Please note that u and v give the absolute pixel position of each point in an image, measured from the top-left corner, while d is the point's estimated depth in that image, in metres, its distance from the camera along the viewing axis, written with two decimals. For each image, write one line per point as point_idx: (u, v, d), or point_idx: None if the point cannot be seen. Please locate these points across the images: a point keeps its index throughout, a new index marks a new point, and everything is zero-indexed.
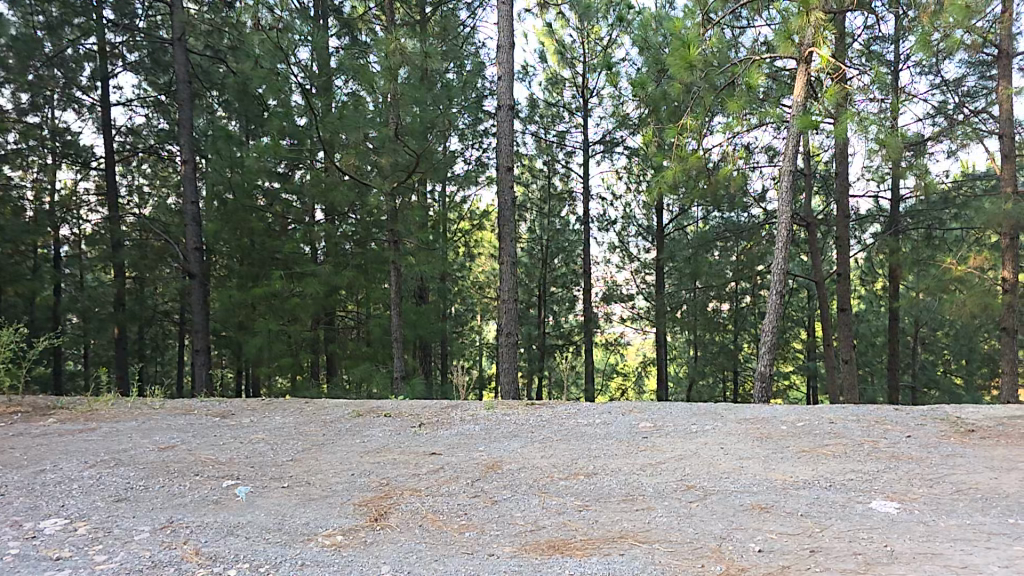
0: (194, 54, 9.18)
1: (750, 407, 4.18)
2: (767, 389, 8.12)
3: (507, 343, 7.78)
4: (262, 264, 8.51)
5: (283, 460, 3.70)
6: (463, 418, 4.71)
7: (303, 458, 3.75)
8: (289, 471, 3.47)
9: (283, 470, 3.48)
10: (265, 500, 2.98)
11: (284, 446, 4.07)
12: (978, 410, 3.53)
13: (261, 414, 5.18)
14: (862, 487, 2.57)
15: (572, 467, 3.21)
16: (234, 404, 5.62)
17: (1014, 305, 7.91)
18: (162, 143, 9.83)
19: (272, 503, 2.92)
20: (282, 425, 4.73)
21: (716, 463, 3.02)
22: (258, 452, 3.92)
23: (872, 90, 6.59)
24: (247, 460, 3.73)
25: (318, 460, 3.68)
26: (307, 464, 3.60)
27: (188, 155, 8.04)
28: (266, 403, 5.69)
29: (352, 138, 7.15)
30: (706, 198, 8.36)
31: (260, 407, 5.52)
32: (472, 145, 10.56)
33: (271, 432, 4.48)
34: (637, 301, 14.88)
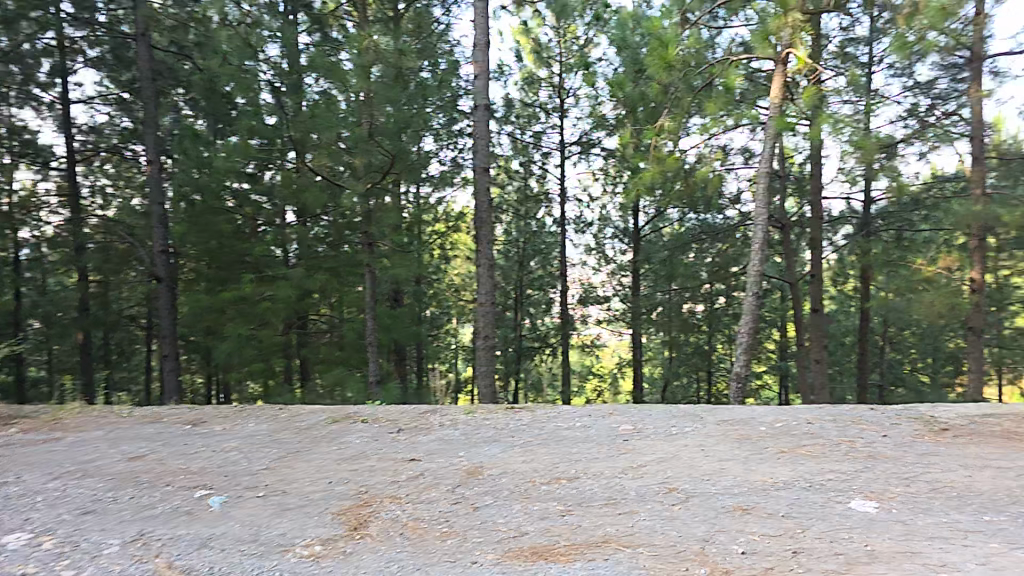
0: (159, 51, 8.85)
1: (728, 408, 4.21)
2: (742, 389, 8.21)
3: (484, 346, 7.74)
4: (231, 267, 8.35)
5: (257, 469, 3.62)
6: (442, 423, 4.66)
7: (278, 466, 3.67)
8: (265, 480, 3.40)
9: (258, 479, 3.40)
10: (240, 510, 2.91)
11: (259, 454, 3.99)
12: (951, 409, 3.59)
13: (234, 421, 5.08)
14: (840, 487, 2.59)
15: (553, 471, 3.19)
16: (205, 412, 5.50)
17: (981, 305, 8.16)
18: (126, 143, 9.62)
19: (248, 513, 2.86)
20: (256, 433, 4.63)
21: (696, 465, 3.03)
22: (232, 461, 3.83)
23: (845, 93, 6.74)
24: (220, 469, 3.64)
25: (294, 469, 3.61)
26: (282, 473, 3.53)
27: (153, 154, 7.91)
28: (239, 410, 5.58)
29: (325, 138, 7.14)
30: (682, 200, 8.43)
31: (232, 414, 5.41)
32: (448, 145, 10.50)
33: (244, 440, 4.38)
34: (613, 303, 14.86)
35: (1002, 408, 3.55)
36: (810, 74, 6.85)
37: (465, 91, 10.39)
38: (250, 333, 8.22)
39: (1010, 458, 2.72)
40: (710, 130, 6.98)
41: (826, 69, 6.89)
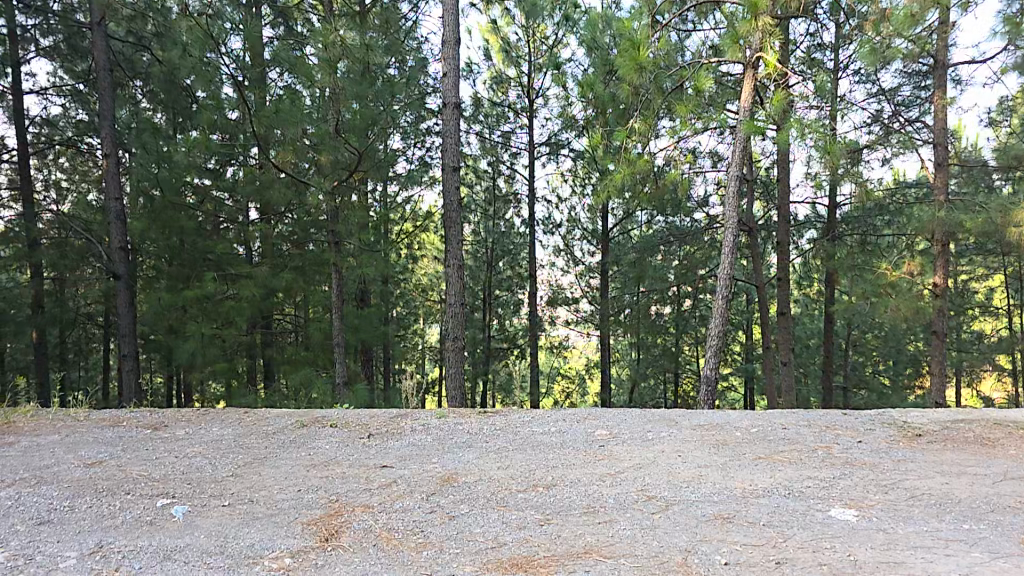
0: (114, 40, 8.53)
1: (703, 412, 4.20)
2: (712, 392, 8.22)
3: (453, 347, 7.61)
4: (193, 264, 8.07)
5: (220, 476, 3.47)
6: (414, 428, 4.56)
7: (243, 473, 3.53)
8: (230, 488, 3.25)
9: (222, 487, 3.26)
10: (203, 520, 2.76)
11: (222, 460, 3.83)
12: (922, 414, 3.62)
13: (196, 425, 4.88)
14: (820, 494, 2.57)
15: (531, 478, 3.11)
16: (165, 415, 5.29)
17: (942, 309, 8.36)
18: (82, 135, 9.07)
19: (211, 523, 2.72)
20: (220, 438, 4.46)
21: (675, 472, 2.99)
22: (194, 468, 3.66)
23: (812, 99, 6.83)
24: (182, 476, 3.48)
25: (260, 476, 3.47)
26: (248, 480, 3.38)
27: (110, 148, 7.55)
28: (201, 414, 5.38)
29: (288, 135, 6.73)
30: (651, 203, 8.43)
31: (194, 417, 5.20)
32: (415, 143, 10.33)
33: (207, 445, 4.21)
34: (582, 305, 14.77)
35: (971, 413, 3.60)
36: (779, 78, 6.91)
37: (433, 88, 10.27)
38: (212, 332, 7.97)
39: (984, 465, 2.73)
40: (679, 131, 6.98)
41: (795, 74, 6.98)
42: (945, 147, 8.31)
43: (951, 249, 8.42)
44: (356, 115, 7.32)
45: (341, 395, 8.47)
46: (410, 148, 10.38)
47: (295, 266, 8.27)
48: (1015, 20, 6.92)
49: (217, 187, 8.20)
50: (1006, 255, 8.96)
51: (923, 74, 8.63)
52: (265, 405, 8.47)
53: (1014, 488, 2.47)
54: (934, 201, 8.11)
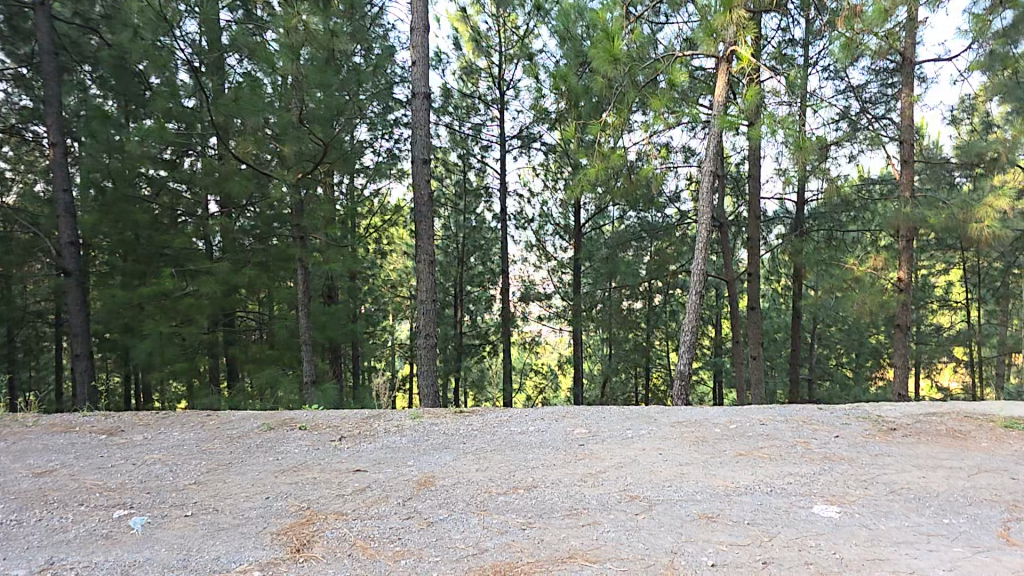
0: (60, 21, 7.54)
1: (680, 409, 4.22)
2: (685, 388, 8.26)
3: (425, 344, 7.52)
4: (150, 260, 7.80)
5: (184, 484, 3.35)
6: (388, 429, 4.48)
7: (208, 481, 3.41)
8: (192, 496, 3.14)
9: (185, 496, 3.15)
10: (165, 532, 2.66)
11: (185, 467, 3.70)
12: (895, 408, 3.67)
13: (155, 430, 4.72)
14: (801, 491, 2.58)
15: (510, 480, 3.07)
16: (125, 419, 5.12)
17: (907, 302, 8.55)
18: (26, 123, 8.23)
19: (175, 535, 2.62)
20: (182, 443, 4.32)
21: (657, 471, 2.97)
22: (155, 476, 3.53)
23: (783, 95, 6.95)
24: (142, 485, 3.35)
25: (225, 483, 3.36)
26: (213, 488, 3.27)
27: (57, 136, 7.22)
28: (162, 418, 5.22)
29: (250, 124, 6.70)
30: (624, 198, 8.44)
31: (154, 422, 5.03)
32: (383, 135, 10.17)
33: (169, 451, 4.07)
34: (554, 300, 14.79)
35: (941, 406, 3.67)
36: (752, 72, 7.02)
37: (401, 79, 10.12)
38: (171, 330, 7.76)
39: (958, 458, 2.78)
40: (653, 125, 7.00)
41: (767, 69, 7.08)
42: (911, 144, 8.50)
43: (915, 243, 8.61)
44: (320, 105, 6.92)
45: (310, 395, 8.32)
46: (377, 140, 10.20)
47: (258, 262, 8.08)
48: (984, 17, 7.11)
49: (173, 179, 7.88)
50: (966, 249, 9.21)
51: (891, 72, 8.86)
52: (231, 407, 8.29)
53: (990, 480, 2.51)
54: (901, 196, 8.26)
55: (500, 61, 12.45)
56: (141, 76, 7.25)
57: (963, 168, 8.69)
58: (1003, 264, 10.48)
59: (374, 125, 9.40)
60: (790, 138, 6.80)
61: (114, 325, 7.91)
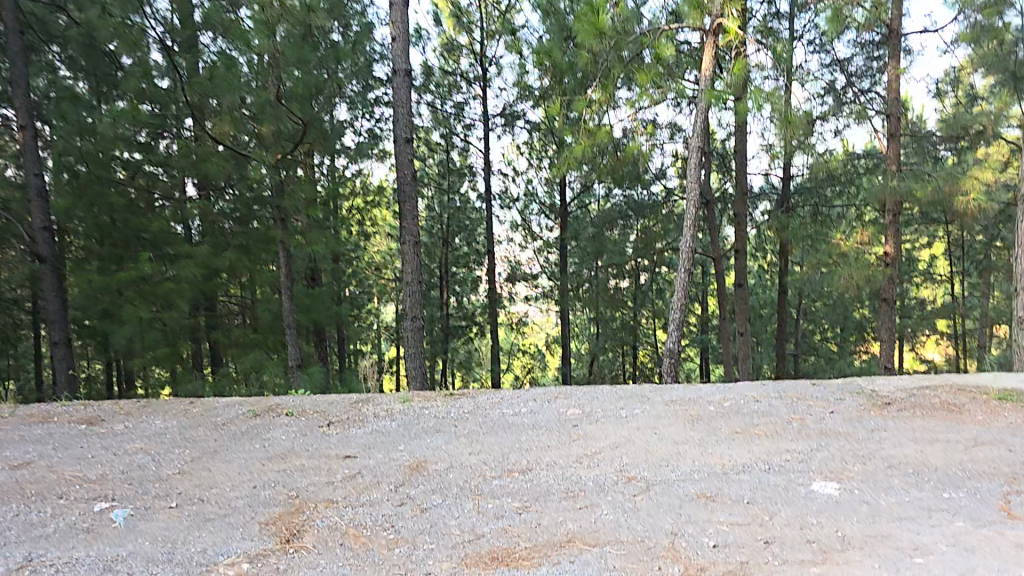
0: None
1: (673, 387, 4.20)
2: (674, 366, 8.24)
3: (411, 326, 7.44)
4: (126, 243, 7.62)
5: (168, 474, 3.27)
6: (377, 414, 4.41)
7: (193, 470, 3.33)
8: (177, 487, 3.06)
9: (169, 487, 3.07)
10: (148, 524, 2.59)
11: (168, 457, 3.62)
12: (889, 382, 3.67)
13: (137, 419, 4.61)
14: (800, 467, 2.56)
15: (504, 463, 3.02)
16: (105, 408, 5.00)
17: (892, 276, 8.59)
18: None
19: (159, 527, 2.54)
20: (165, 432, 4.22)
21: (653, 450, 2.94)
22: (138, 466, 3.44)
23: (770, 69, 6.89)
24: (125, 475, 3.26)
25: (211, 472, 3.28)
26: (198, 478, 3.19)
27: (25, 118, 7.08)
28: (144, 406, 5.11)
29: (226, 102, 6.59)
30: (609, 176, 8.35)
31: (136, 410, 4.93)
32: (363, 113, 9.97)
33: (151, 441, 3.97)
34: (540, 281, 14.93)
35: (934, 379, 3.67)
36: (738, 46, 6.98)
37: (380, 55, 9.91)
38: (151, 315, 7.60)
39: (955, 431, 2.76)
40: (639, 101, 6.93)
41: (754, 42, 7.01)
42: (897, 117, 8.49)
43: (901, 218, 8.65)
44: (298, 84, 6.74)
45: (297, 381, 8.22)
46: (358, 119, 10.00)
47: (238, 245, 7.93)
48: None
49: (149, 163, 7.58)
50: (949, 223, 9.28)
51: (876, 45, 8.82)
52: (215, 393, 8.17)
53: (988, 453, 2.50)
54: (888, 170, 8.26)
55: (481, 36, 12.24)
56: (112, 56, 7.08)
57: (948, 141, 8.71)
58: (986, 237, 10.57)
59: (354, 104, 9.21)
60: (777, 113, 6.76)
61: (91, 311, 7.73)
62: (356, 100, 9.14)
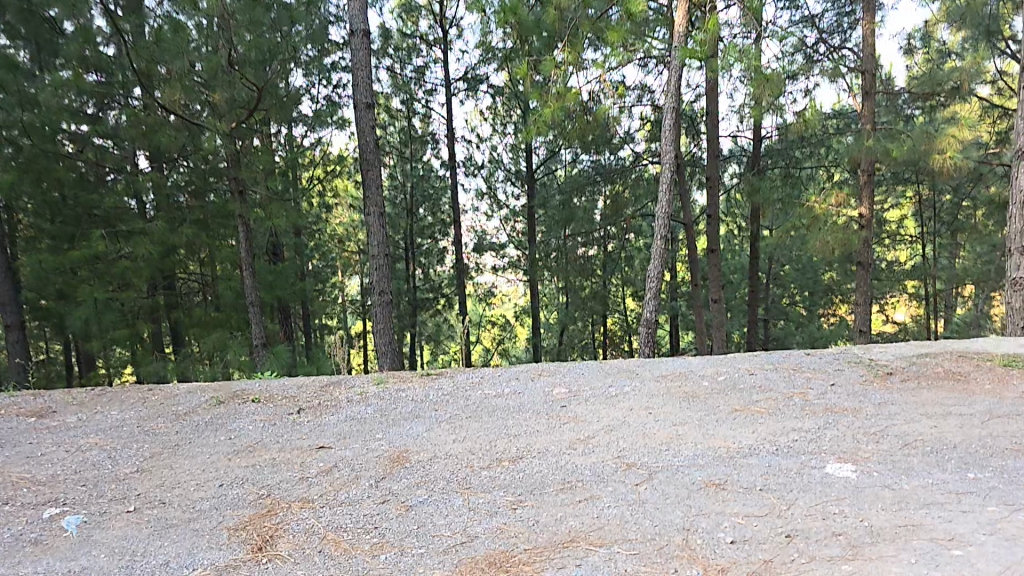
0: None
1: (661, 361, 4.04)
2: (652, 336, 8.07)
3: (379, 301, 7.12)
4: (78, 221, 7.26)
5: (127, 473, 2.97)
6: (350, 399, 4.16)
7: (153, 468, 3.04)
8: (136, 488, 2.77)
9: (128, 488, 2.77)
10: (104, 533, 2.30)
11: (126, 453, 3.31)
12: (885, 350, 3.56)
13: (92, 410, 4.27)
14: (810, 449, 2.39)
15: (493, 452, 2.81)
16: (56, 399, 4.64)
17: (868, 239, 8.52)
18: None
19: (115, 537, 2.26)
20: (121, 424, 3.90)
21: (650, 433, 2.75)
22: (93, 464, 3.13)
23: (740, 26, 6.67)
24: (78, 476, 2.95)
25: (174, 470, 2.99)
26: (160, 477, 2.90)
27: None
28: (99, 395, 4.76)
29: (174, 68, 6.15)
30: (578, 141, 8.07)
31: (88, 400, 4.58)
32: (318, 80, 9.44)
33: (108, 434, 3.66)
34: (508, 250, 14.83)
35: (931, 346, 3.58)
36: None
37: (336, 18, 9.34)
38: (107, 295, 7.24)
39: (966, 404, 2.64)
40: (608, 61, 6.65)
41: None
42: (871, 76, 8.37)
43: (873, 179, 8.57)
44: (250, 48, 6.50)
45: (263, 361, 7.88)
46: (314, 86, 9.46)
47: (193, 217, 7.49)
48: None
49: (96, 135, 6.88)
50: (920, 182, 9.26)
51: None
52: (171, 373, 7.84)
53: (1005, 427, 2.37)
54: (862, 129, 8.20)
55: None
56: (54, 23, 6.55)
57: (917, 101, 8.71)
58: (953, 197, 10.61)
59: (309, 70, 8.65)
60: (748, 70, 6.61)
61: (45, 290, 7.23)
62: (311, 67, 8.58)
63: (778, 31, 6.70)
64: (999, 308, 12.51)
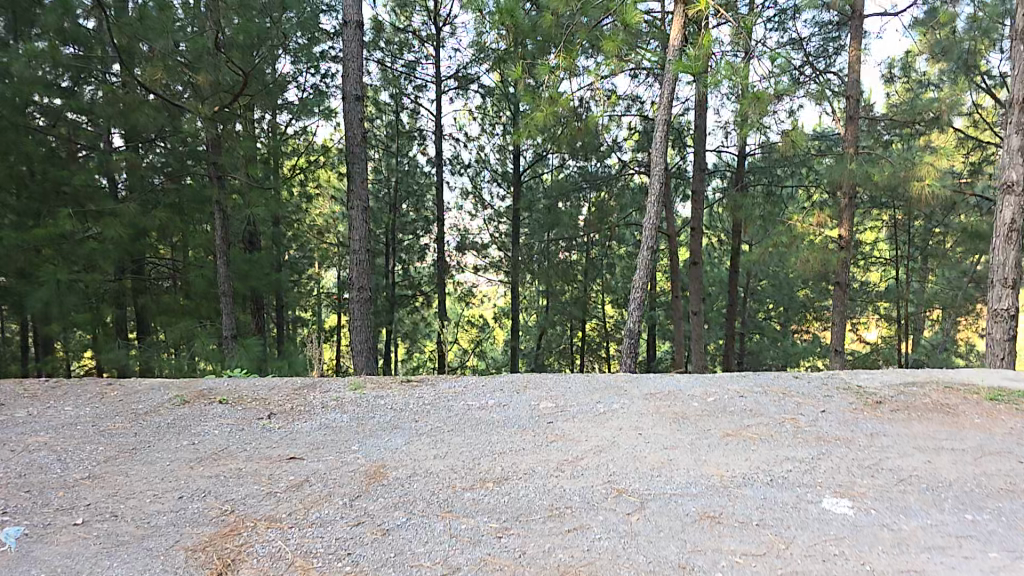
0: None
1: (647, 378, 3.99)
2: (634, 346, 8.03)
3: (359, 299, 6.95)
4: (43, 198, 6.62)
5: (75, 480, 2.81)
6: (325, 404, 4.03)
7: (105, 474, 2.89)
8: (86, 497, 2.62)
9: (76, 498, 2.61)
10: (46, 550, 2.16)
11: (77, 456, 3.14)
12: (872, 376, 3.56)
13: (45, 405, 4.08)
14: (805, 481, 2.35)
15: (475, 472, 2.71)
16: (9, 390, 4.45)
17: (848, 259, 8.59)
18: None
19: (54, 555, 2.12)
20: (73, 423, 3.72)
21: (641, 457, 2.69)
22: (39, 468, 2.97)
23: (729, 45, 6.66)
24: (22, 481, 2.80)
25: (128, 478, 2.84)
26: (112, 486, 2.75)
27: None
28: (55, 388, 4.58)
29: (158, 47, 5.98)
30: (565, 147, 8.01)
31: (44, 394, 4.37)
32: (307, 69, 9.25)
33: (58, 434, 3.48)
34: (490, 251, 14.33)
35: (918, 375, 3.58)
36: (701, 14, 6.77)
37: (328, 7, 9.16)
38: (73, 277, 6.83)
39: (957, 439, 2.62)
40: (602, 69, 6.58)
41: (721, 14, 6.82)
42: (857, 99, 8.48)
43: (853, 202, 8.72)
44: (239, 31, 6.34)
45: (233, 356, 7.67)
46: (302, 74, 9.26)
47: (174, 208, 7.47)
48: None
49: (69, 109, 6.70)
50: (900, 205, 9.40)
51: (835, 24, 8.74)
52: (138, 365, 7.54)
53: (999, 466, 2.36)
54: (846, 152, 8.28)
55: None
56: None
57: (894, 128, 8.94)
58: (928, 222, 10.79)
59: (298, 57, 8.49)
60: (737, 87, 6.63)
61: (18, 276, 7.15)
62: (301, 54, 8.45)
63: (768, 50, 6.68)
64: (968, 332, 12.74)
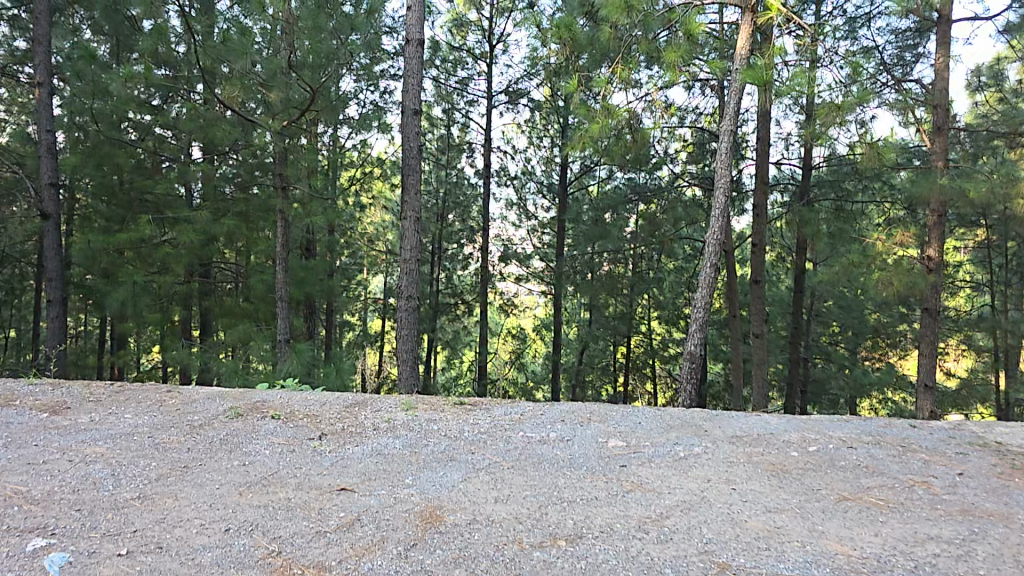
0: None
1: (731, 418, 3.51)
2: (694, 370, 7.41)
3: (407, 308, 6.48)
4: (129, 206, 7.43)
5: (128, 501, 2.50)
6: (377, 426, 3.67)
7: (157, 496, 2.57)
8: (134, 522, 2.30)
9: (124, 522, 2.29)
10: None
11: (132, 472, 2.85)
12: (1016, 434, 3.02)
13: (107, 411, 3.86)
14: (961, 571, 1.84)
15: (543, 524, 2.29)
16: (75, 392, 4.31)
17: (937, 284, 7.78)
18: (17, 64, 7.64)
19: None
20: (132, 432, 3.48)
21: (740, 521, 2.23)
22: (94, 483, 2.68)
23: (801, 57, 6.05)
24: (75, 498, 2.51)
25: (178, 502, 2.51)
26: (162, 510, 2.42)
27: (45, 78, 6.91)
28: (117, 391, 4.41)
29: (237, 69, 6.01)
30: (620, 160, 7.51)
31: (110, 398, 4.19)
32: (368, 87, 9.08)
33: (117, 444, 3.23)
34: (532, 261, 13.89)
35: None
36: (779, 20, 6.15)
37: (391, 27, 8.99)
38: (146, 278, 7.44)
39: None
40: (661, 81, 6.12)
41: (800, 22, 6.24)
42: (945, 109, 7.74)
43: (943, 220, 7.92)
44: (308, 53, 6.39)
45: (284, 360, 7.39)
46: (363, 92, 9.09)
47: (238, 213, 7.54)
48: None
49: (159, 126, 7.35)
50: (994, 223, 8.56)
51: (914, 32, 8.08)
52: (200, 363, 7.78)
53: None
54: (934, 167, 7.54)
55: (491, 13, 11.38)
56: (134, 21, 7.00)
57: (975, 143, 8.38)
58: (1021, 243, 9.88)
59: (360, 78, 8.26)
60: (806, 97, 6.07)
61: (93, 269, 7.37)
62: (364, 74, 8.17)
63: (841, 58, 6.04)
64: None
